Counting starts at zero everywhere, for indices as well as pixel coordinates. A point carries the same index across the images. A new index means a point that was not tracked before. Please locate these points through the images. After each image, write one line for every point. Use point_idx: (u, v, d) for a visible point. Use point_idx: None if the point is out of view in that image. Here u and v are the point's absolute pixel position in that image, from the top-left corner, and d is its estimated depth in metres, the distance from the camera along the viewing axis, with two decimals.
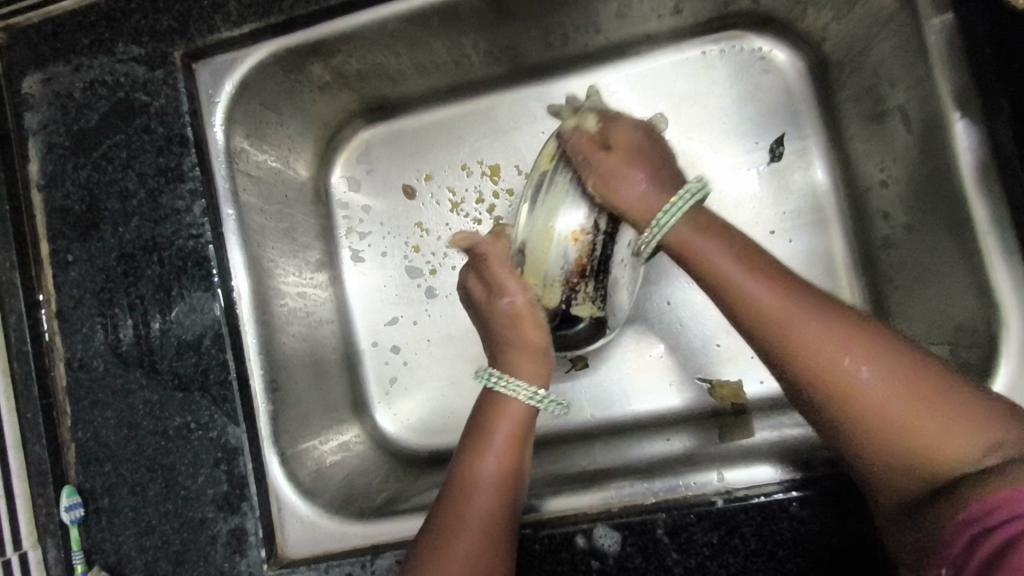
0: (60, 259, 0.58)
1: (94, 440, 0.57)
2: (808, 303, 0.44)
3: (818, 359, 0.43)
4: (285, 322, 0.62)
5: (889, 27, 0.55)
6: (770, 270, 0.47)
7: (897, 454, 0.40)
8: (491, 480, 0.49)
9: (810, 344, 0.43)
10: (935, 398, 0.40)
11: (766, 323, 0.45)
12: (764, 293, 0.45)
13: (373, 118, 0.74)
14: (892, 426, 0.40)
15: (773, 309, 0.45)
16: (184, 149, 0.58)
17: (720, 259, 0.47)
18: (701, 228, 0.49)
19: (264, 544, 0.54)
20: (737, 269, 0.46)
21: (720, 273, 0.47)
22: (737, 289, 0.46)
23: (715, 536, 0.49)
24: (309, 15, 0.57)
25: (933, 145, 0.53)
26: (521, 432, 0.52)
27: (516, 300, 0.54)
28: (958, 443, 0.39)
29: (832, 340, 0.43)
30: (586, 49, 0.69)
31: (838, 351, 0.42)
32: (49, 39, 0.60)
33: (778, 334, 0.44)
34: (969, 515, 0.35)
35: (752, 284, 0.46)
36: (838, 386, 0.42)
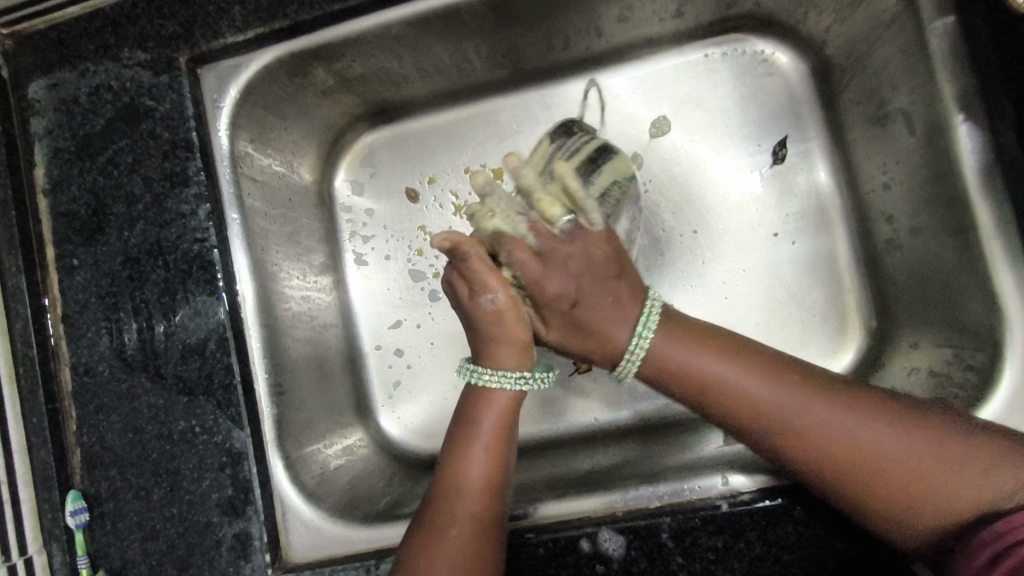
0: (66, 263, 0.59)
1: (99, 444, 0.57)
2: (785, 383, 0.47)
3: (815, 442, 0.44)
4: (289, 326, 0.63)
5: (891, 30, 0.55)
6: (743, 354, 0.49)
7: (917, 516, 0.41)
8: (477, 475, 0.48)
9: (804, 431, 0.45)
10: (941, 449, 0.41)
11: (756, 416, 0.46)
12: (746, 383, 0.47)
13: (377, 122, 0.74)
14: (900, 488, 0.42)
15: (758, 400, 0.46)
16: (189, 154, 0.58)
17: (689, 350, 0.49)
18: (672, 332, 0.50)
19: (269, 548, 0.54)
20: (710, 360, 0.48)
21: (698, 367, 0.48)
22: (720, 381, 0.48)
23: (720, 540, 0.49)
24: (313, 21, 0.58)
25: (936, 147, 0.53)
26: (508, 425, 0.50)
27: (497, 294, 0.48)
28: (962, 487, 0.40)
29: (822, 419, 0.44)
30: (588, 53, 0.70)
31: (834, 427, 0.44)
32: (55, 45, 0.60)
33: (770, 423, 0.46)
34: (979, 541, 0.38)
35: (731, 374, 0.48)
36: (842, 463, 0.43)
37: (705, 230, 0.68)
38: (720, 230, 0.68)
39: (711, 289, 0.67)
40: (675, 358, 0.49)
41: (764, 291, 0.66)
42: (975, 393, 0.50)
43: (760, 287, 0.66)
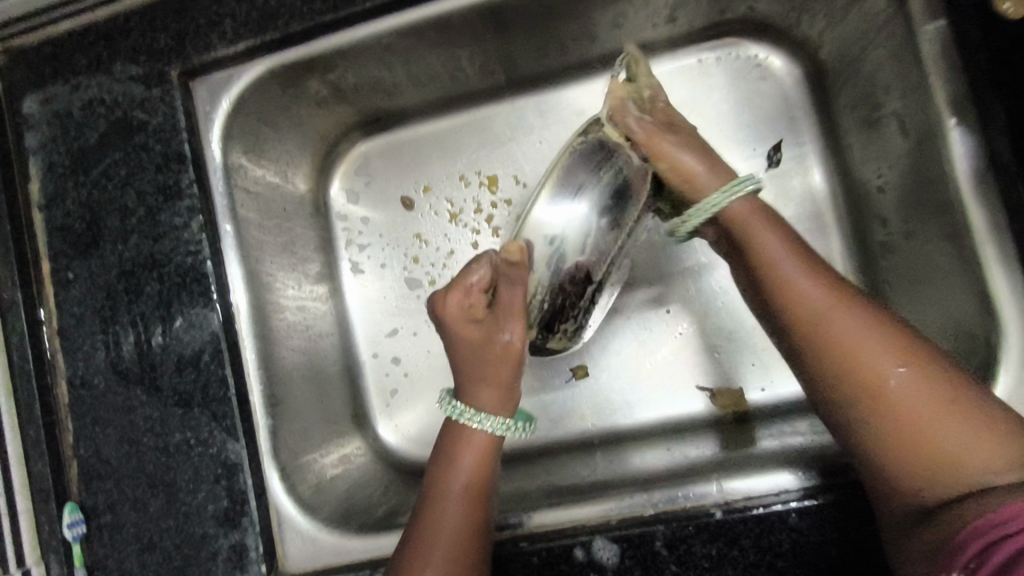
0: (61, 277, 0.59)
1: (96, 457, 0.57)
2: (851, 303, 0.44)
3: (860, 357, 0.42)
4: (283, 336, 0.63)
5: (883, 34, 0.55)
6: (814, 264, 0.47)
7: (923, 461, 0.39)
8: (455, 520, 0.48)
9: (845, 343, 0.43)
10: (970, 415, 0.39)
11: (809, 316, 0.45)
12: (812, 290, 0.45)
13: (372, 131, 0.74)
14: (921, 428, 0.40)
15: (817, 303, 0.45)
16: (182, 167, 0.58)
17: (763, 248, 0.48)
18: (757, 209, 0.50)
19: (265, 559, 0.54)
20: (784, 257, 0.47)
21: (769, 262, 0.47)
22: (782, 282, 0.46)
23: (714, 547, 0.49)
24: (303, 32, 0.58)
25: (929, 151, 0.53)
26: (485, 465, 0.50)
27: (509, 338, 0.51)
28: (988, 454, 0.38)
29: (881, 339, 0.42)
30: (581, 59, 0.69)
31: (885, 349, 0.42)
32: (49, 60, 0.61)
33: (822, 326, 0.44)
34: (981, 522, 0.35)
35: (798, 276, 0.46)
36: (866, 384, 0.42)
37: None
38: None
39: (708, 296, 0.67)
40: (748, 237, 0.49)
41: None
42: None
43: None
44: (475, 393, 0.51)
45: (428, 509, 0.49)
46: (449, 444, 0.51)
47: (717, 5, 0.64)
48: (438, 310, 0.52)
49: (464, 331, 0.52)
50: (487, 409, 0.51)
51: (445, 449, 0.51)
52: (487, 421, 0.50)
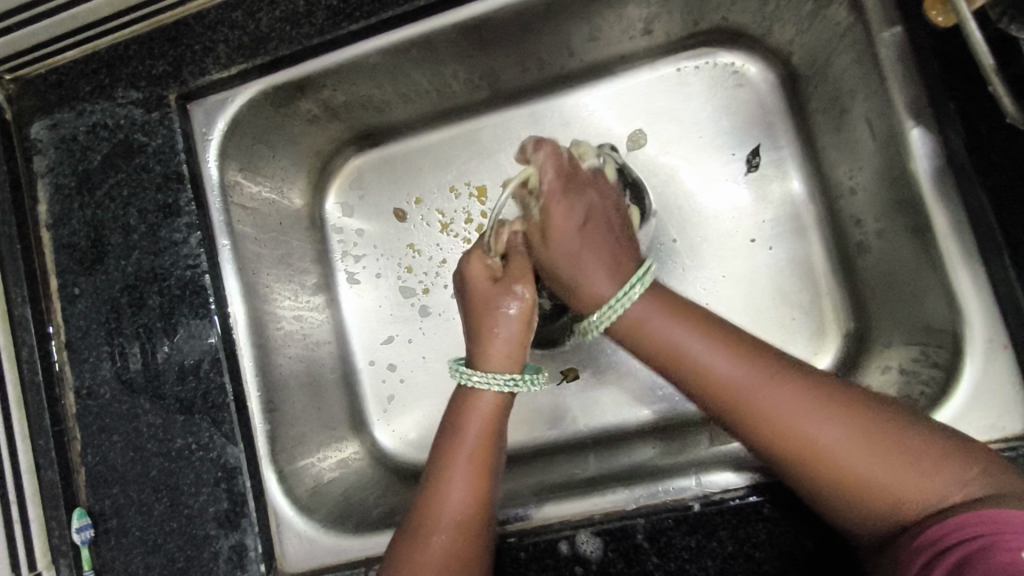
0: (68, 292, 0.62)
1: (102, 463, 0.60)
2: (762, 372, 0.46)
3: (789, 427, 0.44)
4: (281, 345, 0.65)
5: (846, 41, 0.57)
6: (727, 338, 0.49)
7: (872, 508, 0.41)
8: (464, 485, 0.51)
9: (770, 418, 0.45)
10: (899, 454, 0.41)
11: (732, 396, 0.46)
12: (732, 369, 0.47)
13: (364, 146, 0.77)
14: (860, 481, 0.41)
15: (737, 383, 0.46)
16: (180, 185, 0.61)
17: (677, 330, 0.49)
18: (663, 293, 0.52)
19: (264, 559, 0.57)
20: (696, 339, 0.49)
21: (681, 350, 0.49)
22: (701, 361, 0.48)
23: (692, 539, 0.50)
24: (292, 55, 0.61)
25: (893, 153, 0.55)
26: (494, 426, 0.53)
27: (519, 292, 0.55)
28: (926, 488, 0.40)
29: (803, 406, 0.44)
30: (562, 72, 0.72)
31: (810, 413, 0.44)
32: (55, 87, 0.64)
33: (748, 404, 0.46)
34: (926, 535, 0.38)
35: (715, 353, 0.48)
36: (796, 455, 0.43)
37: (685, 238, 0.70)
38: (699, 239, 0.69)
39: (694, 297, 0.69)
40: (653, 323, 0.50)
41: (744, 296, 0.68)
42: (939, 389, 0.51)
43: (738, 292, 0.68)
44: (493, 349, 0.53)
45: (439, 475, 0.51)
46: (459, 408, 0.53)
47: (690, 17, 0.67)
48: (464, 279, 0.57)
49: (488, 290, 0.56)
50: (502, 366, 0.53)
51: (456, 414, 0.53)
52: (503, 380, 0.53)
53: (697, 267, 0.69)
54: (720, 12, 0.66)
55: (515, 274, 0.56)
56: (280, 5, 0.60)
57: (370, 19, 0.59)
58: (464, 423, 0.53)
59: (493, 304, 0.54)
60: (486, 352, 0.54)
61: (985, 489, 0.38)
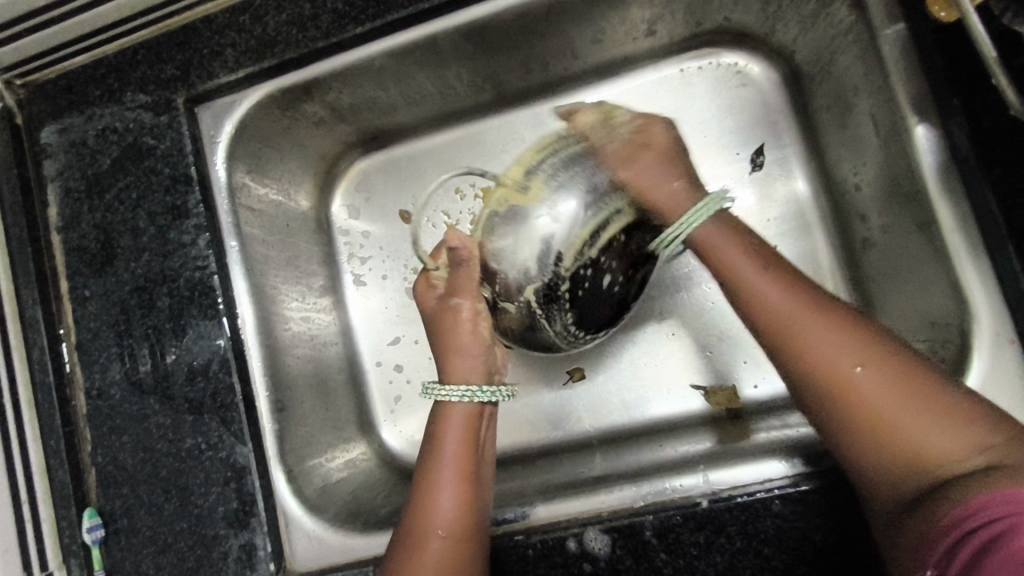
0: (78, 294, 0.63)
1: (113, 464, 0.60)
2: (809, 302, 0.47)
3: (829, 356, 0.44)
4: (288, 345, 0.66)
5: (849, 39, 0.57)
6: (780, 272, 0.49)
7: (893, 453, 0.41)
8: (449, 495, 0.51)
9: (808, 340, 0.45)
10: (928, 405, 0.41)
11: (774, 319, 0.47)
12: (785, 298, 0.47)
13: (369, 148, 0.77)
14: (888, 422, 0.41)
15: (783, 308, 0.47)
16: (189, 187, 0.62)
17: (733, 261, 0.50)
18: (722, 234, 0.52)
19: (273, 558, 0.57)
20: (752, 270, 0.50)
21: (737, 276, 0.50)
22: (749, 287, 0.49)
23: (701, 536, 0.50)
24: (298, 58, 0.61)
25: (897, 149, 0.55)
26: (472, 437, 0.54)
27: (462, 307, 0.56)
28: (948, 445, 0.40)
29: (848, 339, 0.44)
30: (566, 73, 0.72)
31: (852, 348, 0.44)
32: (64, 92, 0.65)
33: (789, 328, 0.46)
34: (951, 517, 0.37)
35: (764, 284, 0.48)
36: (827, 379, 0.44)
37: None
38: None
39: (698, 296, 0.69)
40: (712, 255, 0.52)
41: None
42: None
43: None
44: (460, 366, 0.55)
45: (424, 487, 0.52)
46: (437, 423, 0.54)
47: (693, 17, 0.67)
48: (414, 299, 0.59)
49: (451, 314, 0.56)
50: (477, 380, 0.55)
51: (436, 428, 0.54)
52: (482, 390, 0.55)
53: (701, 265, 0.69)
54: (723, 12, 0.66)
55: (456, 287, 0.56)
56: (287, 9, 0.61)
57: (375, 21, 0.60)
58: (443, 435, 0.53)
59: (456, 327, 0.55)
60: (455, 371, 0.55)
61: (1010, 457, 0.38)
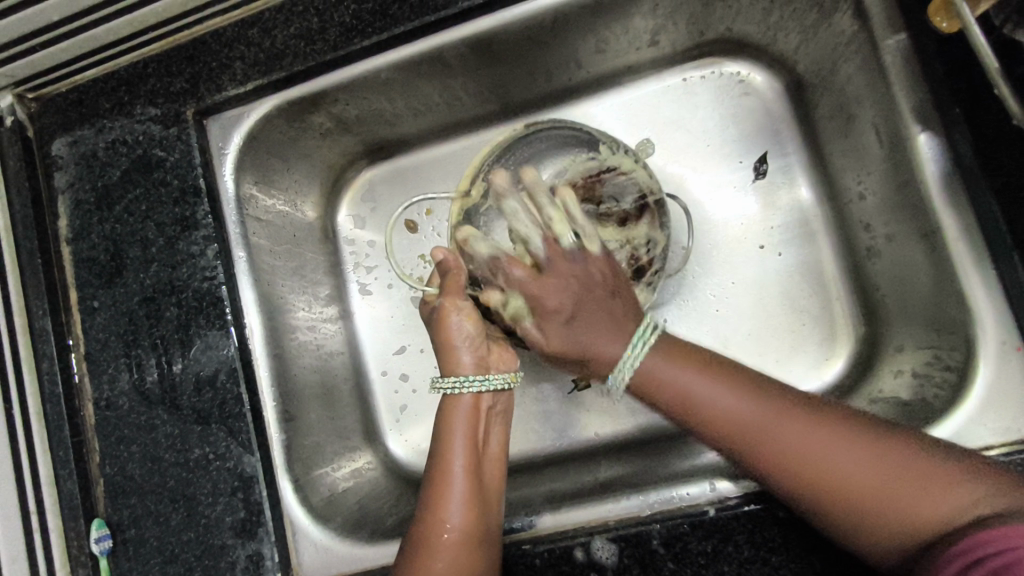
0: (87, 305, 0.63)
1: (121, 474, 0.60)
2: (761, 403, 0.46)
3: (807, 463, 0.43)
4: (295, 355, 0.66)
5: (851, 48, 0.58)
6: (722, 374, 0.48)
7: (896, 536, 0.41)
8: (459, 499, 0.51)
9: (780, 446, 0.44)
10: (911, 471, 0.41)
11: (739, 434, 0.45)
12: (746, 409, 0.46)
13: (375, 159, 0.78)
14: (883, 509, 0.41)
15: (743, 420, 0.45)
16: (197, 199, 0.62)
17: (677, 376, 0.48)
18: (664, 345, 0.50)
19: (281, 568, 0.57)
20: (705, 381, 0.47)
21: (679, 389, 0.47)
22: (698, 401, 0.47)
23: (709, 544, 0.50)
24: (306, 71, 0.62)
25: (900, 158, 0.56)
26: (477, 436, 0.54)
27: (451, 311, 0.56)
28: (948, 505, 0.39)
29: (817, 444, 0.43)
30: (570, 83, 0.73)
31: (831, 455, 0.42)
32: (75, 105, 0.66)
33: (754, 438, 0.45)
34: (967, 543, 0.37)
35: (720, 394, 0.47)
36: (808, 481, 0.43)
37: (695, 245, 0.70)
38: (709, 246, 0.70)
39: (704, 304, 0.69)
40: (653, 370, 0.49)
41: (754, 301, 0.68)
42: (954, 392, 0.51)
43: (748, 297, 0.68)
44: (462, 358, 0.56)
45: (433, 492, 0.52)
46: (442, 426, 0.54)
47: (696, 27, 0.67)
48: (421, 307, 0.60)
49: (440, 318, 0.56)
50: (474, 371, 0.56)
51: (440, 432, 0.54)
52: (473, 382, 0.55)
53: (706, 274, 0.69)
54: (725, 22, 0.67)
55: (451, 288, 0.56)
56: (294, 22, 0.62)
57: (382, 35, 0.60)
58: (449, 439, 0.53)
59: (449, 330, 0.56)
60: (457, 364, 0.56)
61: (1005, 501, 0.38)
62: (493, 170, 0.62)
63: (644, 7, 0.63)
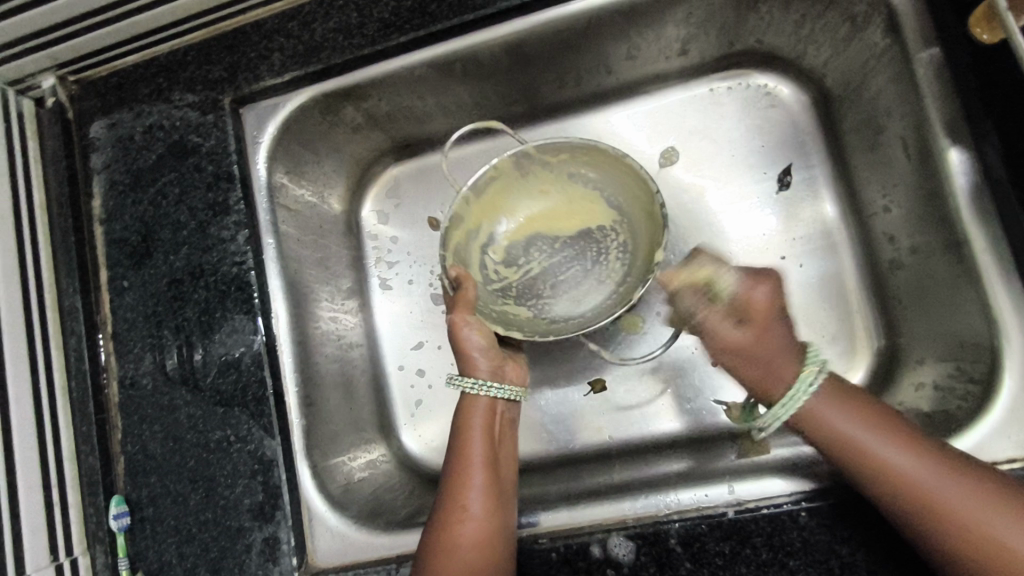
0: (117, 285, 0.64)
1: (141, 452, 0.61)
2: (931, 461, 0.46)
3: (977, 530, 0.43)
4: (317, 343, 0.67)
5: (882, 62, 0.59)
6: (892, 429, 0.48)
7: None
8: (479, 485, 0.53)
9: (945, 506, 0.44)
10: None
11: (904, 486, 0.45)
12: (884, 444, 0.47)
13: (402, 156, 0.78)
14: None
15: (909, 474, 0.46)
16: (231, 185, 0.63)
17: (845, 423, 0.49)
18: (822, 392, 0.51)
19: (296, 552, 0.58)
20: (872, 435, 0.48)
21: (840, 433, 0.49)
22: (867, 450, 0.48)
23: (727, 545, 0.50)
24: (343, 64, 0.63)
25: (927, 172, 0.56)
26: (493, 427, 0.57)
27: (461, 319, 0.59)
28: None
29: (946, 481, 0.45)
30: (599, 89, 0.73)
31: (973, 502, 0.44)
32: (114, 90, 0.67)
33: (918, 495, 0.45)
34: None
35: (853, 424, 0.49)
36: (972, 545, 0.43)
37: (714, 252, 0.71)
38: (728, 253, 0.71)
39: None
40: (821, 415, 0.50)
41: None
42: (976, 405, 0.52)
43: None
44: (478, 363, 0.59)
45: (453, 478, 0.53)
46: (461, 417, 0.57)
47: (727, 38, 0.68)
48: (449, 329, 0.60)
49: (455, 330, 0.59)
50: (490, 378, 0.59)
51: (459, 428, 0.56)
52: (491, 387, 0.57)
53: None
54: (755, 35, 0.67)
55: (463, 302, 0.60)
56: (335, 17, 0.63)
57: (419, 31, 0.62)
58: (468, 432, 0.56)
59: (465, 340, 0.59)
60: (473, 368, 0.59)
61: None
62: (463, 253, 0.68)
63: (678, 14, 0.63)
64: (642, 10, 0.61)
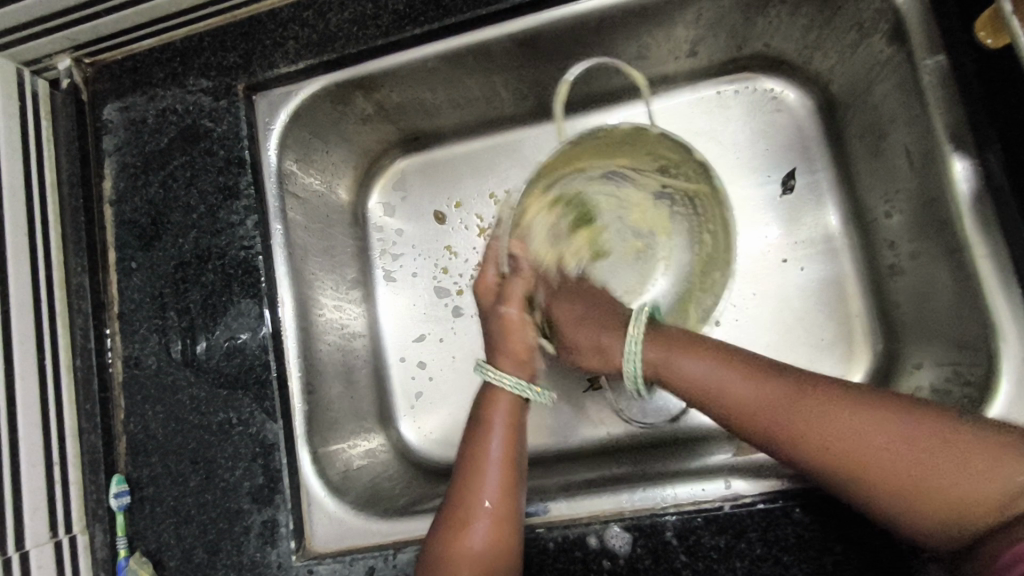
0: (125, 266, 0.65)
1: (143, 433, 0.62)
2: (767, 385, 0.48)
3: (833, 438, 0.44)
4: (321, 331, 0.67)
5: (888, 69, 0.60)
6: (732, 362, 0.50)
7: (937, 512, 0.41)
8: (493, 484, 0.52)
9: (791, 421, 0.46)
10: (925, 443, 0.42)
11: (753, 413, 0.48)
12: (729, 377, 0.50)
13: (410, 149, 0.79)
14: (919, 485, 0.41)
15: (751, 400, 0.48)
16: (241, 170, 0.64)
17: (692, 365, 0.51)
18: (660, 338, 0.54)
19: (295, 536, 0.58)
20: (715, 370, 0.50)
21: (689, 373, 0.51)
22: (712, 386, 0.50)
23: (721, 539, 0.51)
24: (357, 54, 0.64)
25: (930, 177, 0.57)
26: (515, 423, 0.55)
27: (509, 307, 0.59)
28: (975, 482, 0.40)
29: (783, 400, 0.47)
30: (607, 88, 0.74)
31: (816, 411, 0.46)
32: (129, 73, 0.68)
33: (769, 417, 0.47)
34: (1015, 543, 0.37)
35: (699, 364, 0.51)
36: (830, 453, 0.44)
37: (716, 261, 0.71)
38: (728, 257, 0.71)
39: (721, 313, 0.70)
40: (666, 359, 0.52)
41: (772, 313, 0.69)
42: (972, 408, 0.52)
43: (768, 309, 0.69)
44: (510, 356, 0.58)
45: (468, 474, 0.53)
46: (483, 412, 0.56)
47: (735, 41, 0.69)
48: (496, 316, 0.60)
49: (502, 320, 0.59)
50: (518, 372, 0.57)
51: (480, 423, 0.55)
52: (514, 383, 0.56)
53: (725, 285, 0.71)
54: (764, 39, 0.68)
55: (513, 290, 0.60)
56: (349, 7, 0.64)
57: (433, 24, 0.63)
58: (489, 427, 0.55)
59: (510, 330, 0.58)
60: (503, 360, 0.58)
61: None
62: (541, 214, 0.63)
63: (688, 15, 0.64)
64: (652, 9, 0.62)
